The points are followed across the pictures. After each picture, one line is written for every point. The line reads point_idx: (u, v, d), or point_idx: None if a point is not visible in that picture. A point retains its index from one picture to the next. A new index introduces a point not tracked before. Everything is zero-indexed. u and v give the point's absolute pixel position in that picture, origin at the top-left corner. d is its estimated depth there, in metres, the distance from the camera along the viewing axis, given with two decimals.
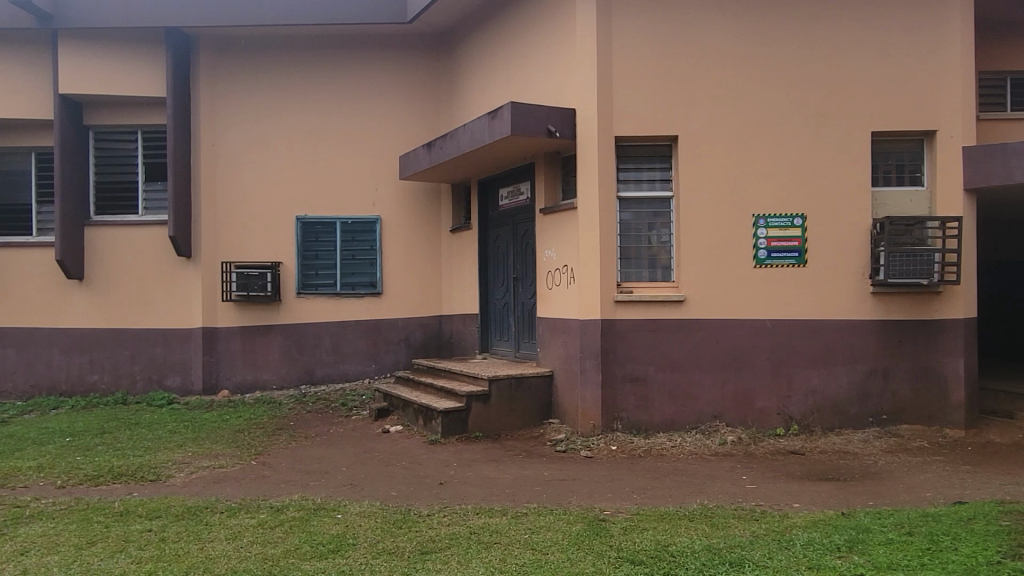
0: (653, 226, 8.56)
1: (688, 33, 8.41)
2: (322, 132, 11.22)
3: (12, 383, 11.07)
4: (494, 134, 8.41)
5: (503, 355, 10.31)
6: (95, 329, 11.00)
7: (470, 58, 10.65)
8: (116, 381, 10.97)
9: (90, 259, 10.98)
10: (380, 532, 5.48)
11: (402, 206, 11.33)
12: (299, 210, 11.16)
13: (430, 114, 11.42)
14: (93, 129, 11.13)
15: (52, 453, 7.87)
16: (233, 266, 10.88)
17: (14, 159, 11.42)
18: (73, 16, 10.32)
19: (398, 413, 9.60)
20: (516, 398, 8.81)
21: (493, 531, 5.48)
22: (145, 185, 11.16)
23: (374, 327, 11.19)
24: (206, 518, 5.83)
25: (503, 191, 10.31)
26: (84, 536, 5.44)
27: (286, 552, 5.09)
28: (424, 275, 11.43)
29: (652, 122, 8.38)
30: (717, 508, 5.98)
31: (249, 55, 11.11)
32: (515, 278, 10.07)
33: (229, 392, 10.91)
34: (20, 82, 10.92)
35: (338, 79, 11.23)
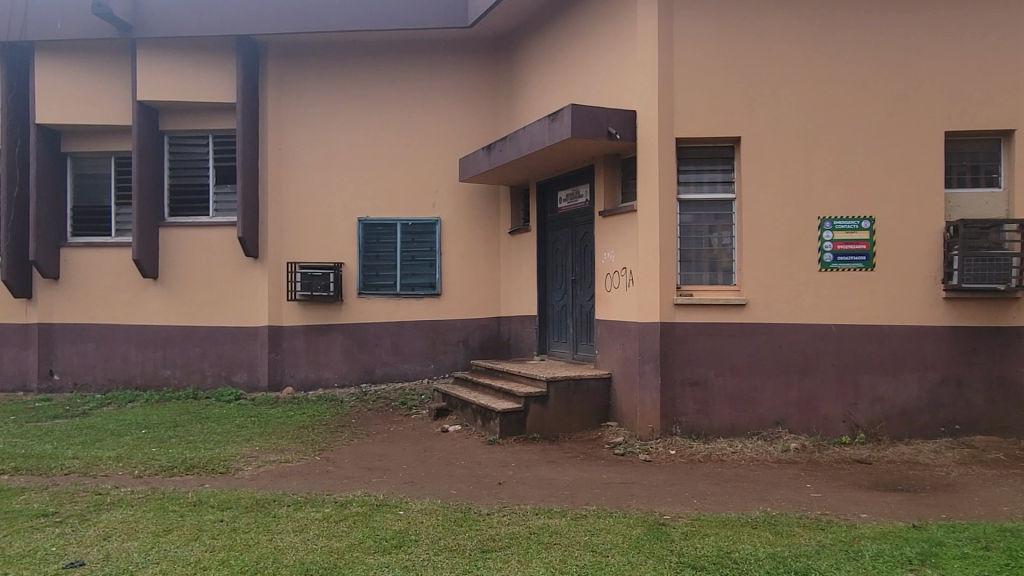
0: (714, 228, 8.44)
1: (753, 32, 8.28)
2: (385, 135, 11.44)
3: (92, 376, 11.61)
4: (554, 136, 8.43)
5: (562, 356, 10.32)
6: (168, 326, 11.45)
7: (530, 60, 10.70)
8: (187, 376, 11.39)
9: (164, 258, 11.42)
10: (441, 529, 5.56)
11: (461, 208, 11.45)
12: (361, 212, 11.40)
13: (489, 116, 11.52)
14: (169, 135, 11.58)
15: (130, 444, 8.22)
16: (298, 266, 11.19)
17: (95, 163, 11.98)
18: (151, 26, 10.77)
19: (457, 412, 9.71)
20: (573, 399, 8.82)
21: (553, 532, 5.50)
22: (215, 188, 11.54)
23: (433, 327, 11.35)
24: (274, 511, 6.01)
25: (563, 193, 10.32)
26: (162, 524, 5.68)
27: (351, 546, 5.22)
28: (482, 276, 11.55)
29: (714, 123, 8.27)
30: (781, 515, 5.88)
31: (313, 61, 11.39)
32: (574, 280, 10.09)
33: (294, 388, 11.21)
34: (100, 89, 11.41)
35: (401, 83, 11.43)
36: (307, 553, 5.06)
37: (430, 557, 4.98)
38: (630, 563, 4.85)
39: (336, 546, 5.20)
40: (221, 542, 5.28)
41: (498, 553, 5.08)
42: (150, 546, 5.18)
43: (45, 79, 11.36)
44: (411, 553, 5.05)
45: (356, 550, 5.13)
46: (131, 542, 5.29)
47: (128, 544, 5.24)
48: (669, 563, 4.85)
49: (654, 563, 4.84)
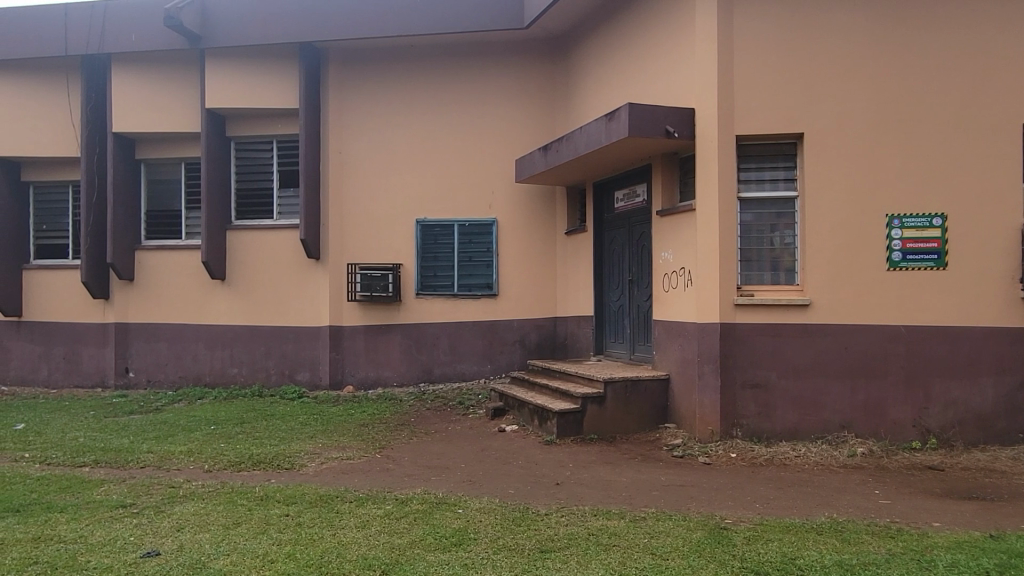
0: (776, 227, 8.24)
1: (816, 25, 8.07)
2: (442, 137, 11.58)
3: (164, 374, 12.08)
4: (611, 136, 8.38)
5: (619, 357, 10.26)
6: (235, 325, 11.83)
7: (586, 60, 10.69)
8: (253, 374, 11.75)
9: (231, 259, 11.81)
10: (500, 528, 5.60)
11: (517, 209, 11.51)
12: (419, 214, 11.57)
13: (545, 117, 11.57)
14: (235, 140, 11.95)
15: (200, 439, 8.53)
16: (358, 268, 11.43)
17: (167, 169, 12.45)
18: (218, 36, 11.14)
19: (514, 412, 9.74)
20: (631, 400, 8.75)
21: (612, 534, 5.48)
22: (279, 191, 11.86)
23: (490, 327, 11.43)
24: (337, 507, 6.15)
25: (620, 193, 10.25)
26: (231, 517, 5.87)
27: (412, 543, 5.30)
28: (539, 277, 11.58)
29: (776, 120, 8.09)
30: (848, 522, 5.72)
31: (373, 65, 11.58)
32: (631, 280, 10.01)
33: (354, 387, 11.45)
34: (170, 97, 11.84)
35: (457, 85, 11.55)
36: (370, 549, 5.16)
37: (490, 556, 5.03)
38: (691, 567, 4.79)
39: (398, 543, 5.30)
40: (288, 536, 5.44)
41: (557, 553, 5.09)
42: (221, 538, 5.37)
43: (119, 89, 11.86)
44: (471, 552, 5.10)
45: (417, 547, 5.21)
46: (203, 534, 5.49)
47: (200, 535, 5.45)
48: (731, 568, 4.77)
49: (716, 568, 4.77)
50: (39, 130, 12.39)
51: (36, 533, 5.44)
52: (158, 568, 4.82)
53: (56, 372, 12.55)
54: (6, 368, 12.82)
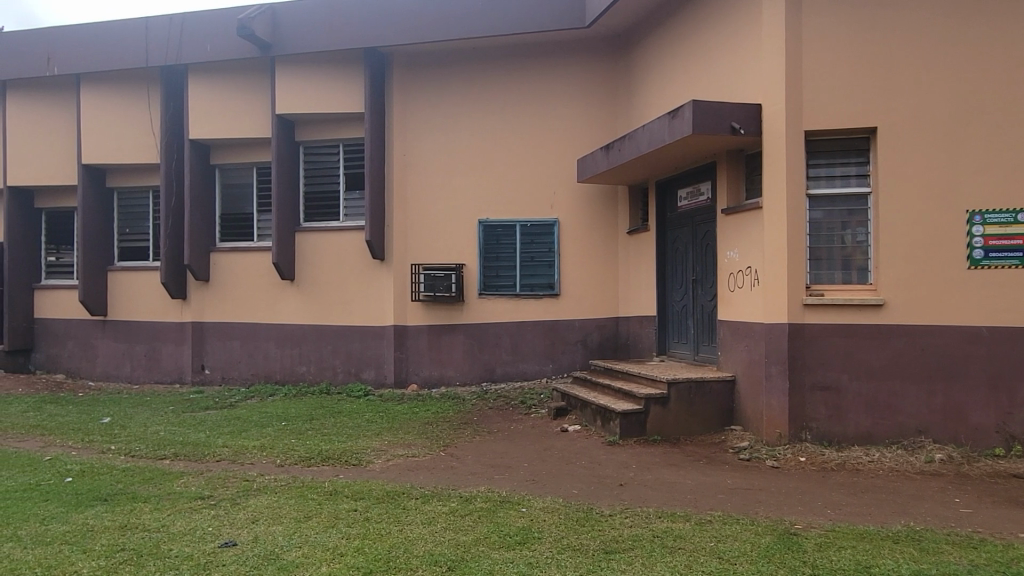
0: (848, 225, 7.99)
1: (890, 16, 7.79)
2: (504, 138, 11.65)
3: (237, 371, 12.53)
4: (675, 134, 8.26)
5: (682, 357, 10.13)
6: (304, 325, 12.17)
7: (649, 57, 10.60)
8: (320, 372, 12.07)
9: (300, 260, 12.15)
10: (564, 528, 5.61)
11: (579, 209, 11.51)
12: (481, 215, 11.67)
13: (607, 117, 11.53)
14: (304, 145, 12.29)
15: (272, 435, 8.82)
16: (421, 268, 11.62)
17: (239, 173, 12.90)
18: (288, 44, 11.48)
19: (576, 412, 9.73)
20: (695, 401, 8.62)
21: (677, 536, 5.42)
22: (345, 194, 12.14)
23: (552, 327, 11.47)
24: (404, 503, 6.27)
25: (683, 192, 10.12)
26: (303, 511, 6.06)
27: (477, 540, 5.36)
28: (601, 277, 11.54)
29: (847, 114, 7.84)
30: (926, 530, 5.51)
31: (435, 68, 11.73)
32: (695, 280, 9.87)
33: (418, 386, 11.63)
34: (242, 104, 12.25)
35: (519, 86, 11.60)
36: (436, 545, 5.24)
37: (554, 555, 5.04)
38: (760, 573, 4.70)
39: (463, 540, 5.37)
40: (356, 530, 5.57)
41: (622, 554, 5.07)
42: (294, 531, 5.55)
43: (196, 97, 12.35)
44: (535, 550, 5.14)
45: (481, 544, 5.27)
46: (276, 526, 5.68)
47: (274, 527, 5.64)
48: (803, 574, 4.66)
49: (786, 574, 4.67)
50: (121, 138, 13.01)
51: (123, 522, 5.73)
52: (235, 558, 5.01)
53: (138, 369, 13.15)
54: (92, 365, 13.52)
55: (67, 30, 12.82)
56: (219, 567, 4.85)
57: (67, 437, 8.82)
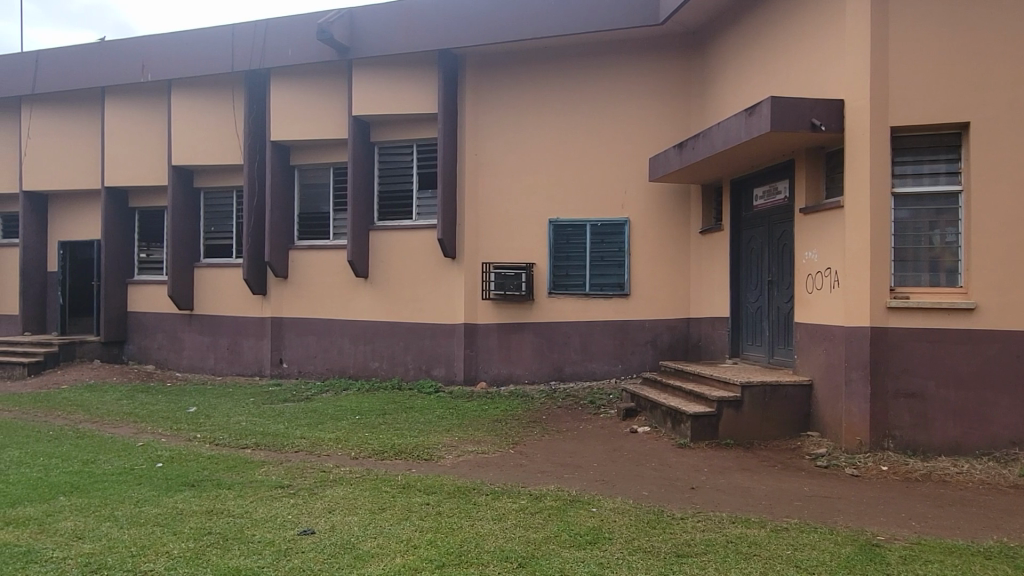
0: (936, 225, 7.63)
1: (984, 6, 7.43)
2: (576, 137, 11.63)
3: (313, 365, 12.92)
4: (752, 131, 8.06)
5: (756, 360, 9.89)
6: (376, 321, 12.45)
7: (725, 54, 10.41)
8: (392, 367, 12.32)
9: (374, 258, 12.44)
10: (635, 530, 5.57)
11: (651, 208, 11.39)
12: (552, 214, 11.69)
13: (680, 115, 11.39)
14: (379, 145, 12.55)
15: (347, 428, 9.07)
16: (492, 267, 11.73)
17: (317, 174, 13.27)
18: (364, 47, 11.76)
19: (646, 413, 9.63)
20: (770, 405, 8.40)
21: (752, 543, 5.30)
22: (418, 193, 12.35)
23: (622, 327, 11.40)
24: (474, 499, 6.35)
25: (759, 191, 9.89)
26: (377, 502, 6.21)
27: (547, 538, 5.39)
28: (672, 277, 11.39)
29: (937, 110, 7.50)
30: (1020, 548, 5.22)
31: (508, 68, 11.80)
32: (770, 281, 9.63)
33: (487, 383, 11.74)
34: (321, 107, 12.62)
35: (591, 85, 11.55)
36: (507, 541, 5.29)
37: (625, 556, 5.01)
38: None
39: (534, 537, 5.40)
40: (428, 523, 5.67)
41: (694, 558, 4.99)
42: (369, 522, 5.69)
43: (278, 101, 12.81)
44: (606, 551, 5.12)
45: (552, 542, 5.29)
46: (352, 516, 5.84)
47: (349, 518, 5.80)
48: None
49: None
50: (207, 140, 13.59)
51: (209, 507, 6.00)
52: (313, 545, 5.18)
53: (221, 361, 13.73)
54: (179, 356, 14.19)
55: (160, 38, 13.50)
56: (298, 554, 5.02)
57: (158, 424, 9.30)
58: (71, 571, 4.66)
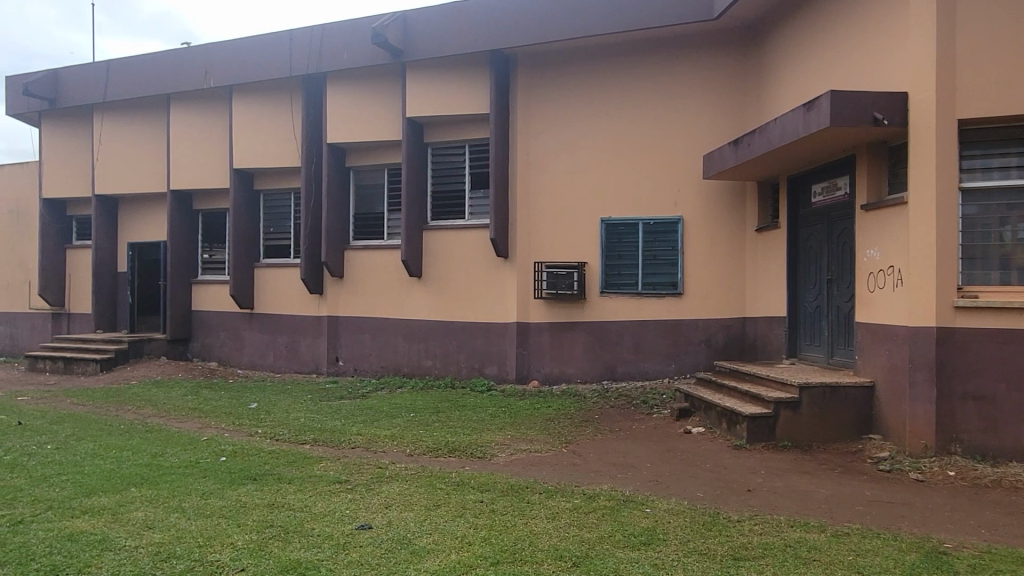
0: (1006, 221, 7.34)
1: None
2: (629, 135, 11.55)
3: (368, 363, 13.16)
4: (810, 126, 7.87)
5: (815, 360, 9.67)
6: (430, 320, 12.61)
7: (782, 47, 10.20)
8: (445, 366, 12.45)
9: (427, 258, 12.59)
10: (690, 532, 5.51)
11: (705, 206, 11.24)
12: (604, 213, 11.65)
13: (736, 111, 11.21)
14: (432, 146, 12.69)
15: (401, 425, 9.21)
16: (543, 266, 11.75)
17: (372, 175, 13.50)
18: (418, 50, 11.91)
19: (700, 414, 9.51)
20: (830, 407, 8.21)
21: (812, 547, 5.20)
22: (471, 193, 12.45)
23: (676, 327, 11.28)
24: (528, 497, 6.38)
25: (818, 187, 9.65)
26: (432, 499, 6.31)
27: (601, 538, 5.38)
28: (727, 276, 11.22)
29: (1007, 101, 7.21)
30: None
31: (560, 67, 11.78)
32: (829, 280, 9.39)
33: (539, 382, 11.76)
34: (376, 109, 12.83)
35: (644, 82, 11.45)
36: (561, 540, 5.31)
37: (680, 558, 4.98)
38: None
39: (588, 536, 5.40)
40: (483, 521, 5.73)
41: (752, 562, 4.92)
42: (425, 518, 5.79)
43: (334, 104, 13.08)
44: (660, 552, 5.09)
45: (606, 542, 5.28)
46: (408, 512, 5.95)
47: (406, 513, 5.90)
48: None
49: None
50: (266, 143, 13.96)
51: (271, 500, 6.18)
52: (371, 540, 5.29)
53: (280, 359, 14.09)
54: (240, 354, 14.63)
55: (221, 45, 13.92)
56: (357, 547, 5.14)
57: (221, 419, 9.61)
58: (143, 559, 4.86)
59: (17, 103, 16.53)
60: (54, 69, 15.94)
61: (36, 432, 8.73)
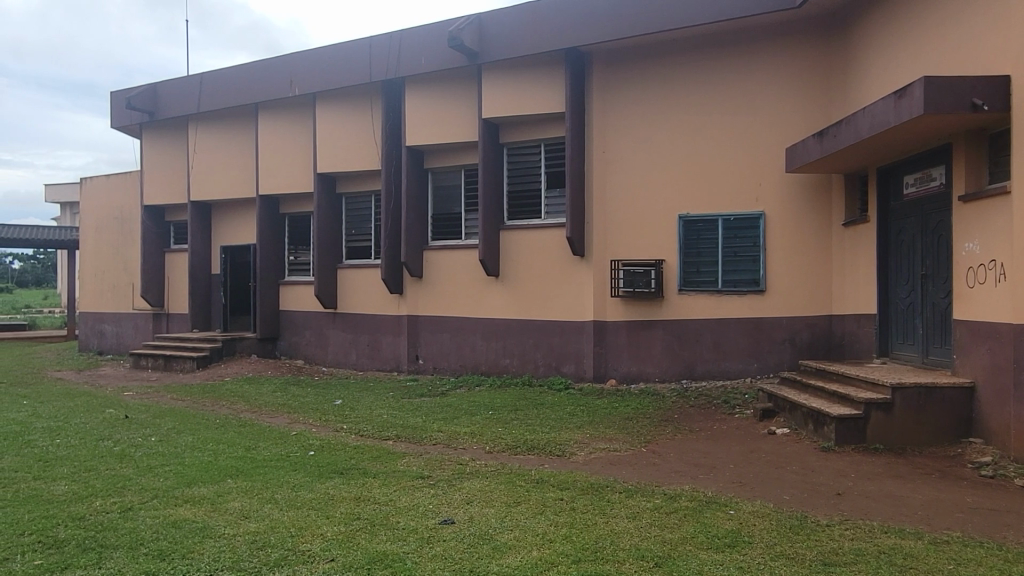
0: None
1: None
2: (708, 131, 11.33)
3: (447, 361, 13.39)
4: (902, 115, 7.52)
5: (908, 360, 9.24)
6: (507, 319, 12.72)
7: (870, 34, 9.81)
8: (522, 364, 12.53)
9: (504, 257, 12.69)
10: (777, 535, 5.37)
11: (788, 201, 10.92)
12: (682, 210, 11.46)
13: (820, 102, 10.84)
14: (508, 146, 12.79)
15: (481, 423, 9.33)
16: (620, 264, 11.66)
17: (449, 176, 13.71)
18: (494, 51, 12.05)
19: (785, 415, 9.23)
20: (925, 409, 7.83)
21: (908, 554, 4.98)
22: (547, 192, 12.47)
23: (758, 325, 11.00)
24: (608, 496, 6.35)
25: (911, 179, 9.22)
26: (512, 495, 6.37)
27: (683, 539, 5.31)
28: (812, 272, 10.86)
29: None
30: None
31: (636, 64, 11.65)
32: (924, 276, 8.95)
33: (616, 381, 11.69)
34: (453, 111, 13.02)
35: (725, 77, 11.20)
36: (642, 540, 5.26)
37: (767, 562, 4.86)
38: None
39: (669, 537, 5.34)
40: (563, 518, 5.75)
41: (843, 568, 4.75)
42: (505, 514, 5.85)
43: (412, 107, 13.35)
44: (746, 555, 4.98)
45: (688, 544, 5.21)
46: (489, 508, 6.03)
47: (487, 510, 5.98)
48: None
49: None
50: (348, 148, 14.38)
51: (357, 493, 6.39)
52: (454, 534, 5.39)
53: (362, 357, 14.49)
54: (325, 352, 15.14)
55: (306, 55, 14.44)
56: (440, 541, 5.25)
57: (308, 415, 9.96)
58: (240, 547, 5.11)
59: (120, 117, 17.61)
60: (153, 84, 16.91)
61: (141, 425, 9.28)
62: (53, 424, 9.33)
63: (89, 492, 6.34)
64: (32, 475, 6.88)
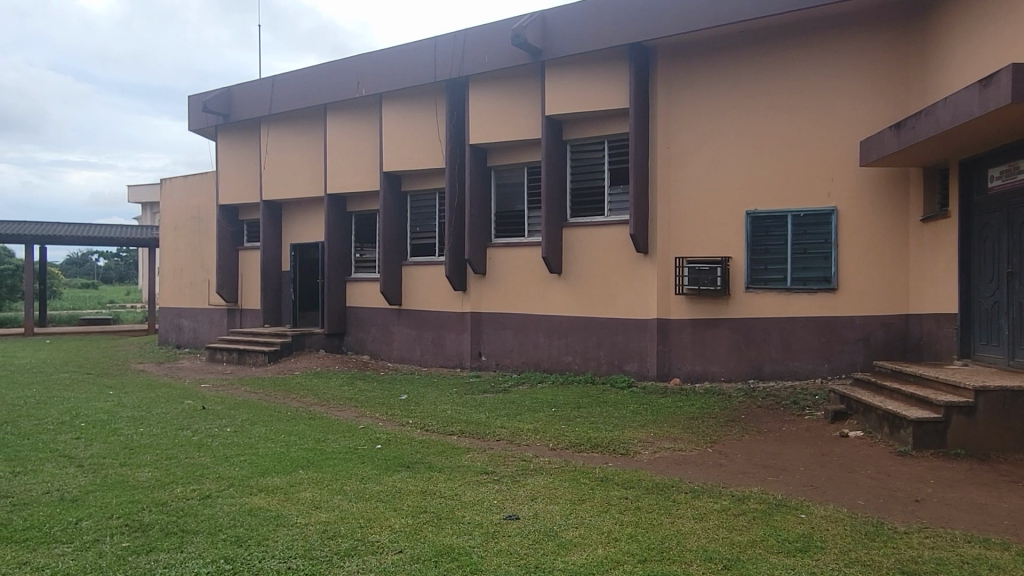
0: None
1: None
2: (776, 124, 11.05)
3: (509, 358, 13.46)
4: (988, 105, 7.16)
5: (992, 362, 8.81)
6: (569, 316, 12.69)
7: (953, 22, 9.39)
8: (585, 362, 12.49)
9: (566, 254, 12.66)
10: (851, 541, 5.20)
11: (863, 196, 10.55)
12: (750, 206, 11.20)
13: (897, 93, 10.43)
14: (571, 143, 12.74)
15: (544, 420, 9.34)
16: (685, 262, 11.48)
17: (512, 174, 13.76)
18: (557, 48, 12.03)
19: (858, 417, 8.93)
20: (1011, 413, 7.45)
21: (994, 566, 4.74)
22: (610, 189, 12.39)
23: (830, 324, 10.67)
24: (674, 496, 6.27)
25: (997, 172, 8.78)
26: (577, 493, 6.34)
27: (752, 541, 5.20)
28: (887, 270, 10.46)
29: None
30: None
31: (701, 58, 11.46)
32: (1009, 274, 8.52)
33: (681, 380, 11.53)
34: (515, 109, 13.06)
35: (797, 69, 10.88)
36: (710, 542, 5.18)
37: (841, 567, 4.72)
38: None
39: (737, 539, 5.24)
40: (629, 517, 5.71)
41: None
42: (570, 511, 5.85)
43: (476, 105, 13.45)
44: (818, 560, 4.84)
45: (758, 547, 5.10)
46: (553, 505, 6.03)
47: (551, 506, 5.98)
48: None
49: None
50: (412, 147, 14.60)
51: (423, 487, 6.48)
52: (518, 531, 5.41)
53: (426, 353, 14.70)
54: (390, 348, 15.42)
55: (372, 56, 14.72)
56: (506, 537, 5.28)
57: (375, 409, 10.17)
58: (311, 536, 5.26)
59: (198, 119, 18.31)
60: (228, 87, 17.53)
61: (217, 416, 9.65)
62: (137, 413, 9.79)
63: (170, 479, 6.63)
64: (118, 461, 7.24)
